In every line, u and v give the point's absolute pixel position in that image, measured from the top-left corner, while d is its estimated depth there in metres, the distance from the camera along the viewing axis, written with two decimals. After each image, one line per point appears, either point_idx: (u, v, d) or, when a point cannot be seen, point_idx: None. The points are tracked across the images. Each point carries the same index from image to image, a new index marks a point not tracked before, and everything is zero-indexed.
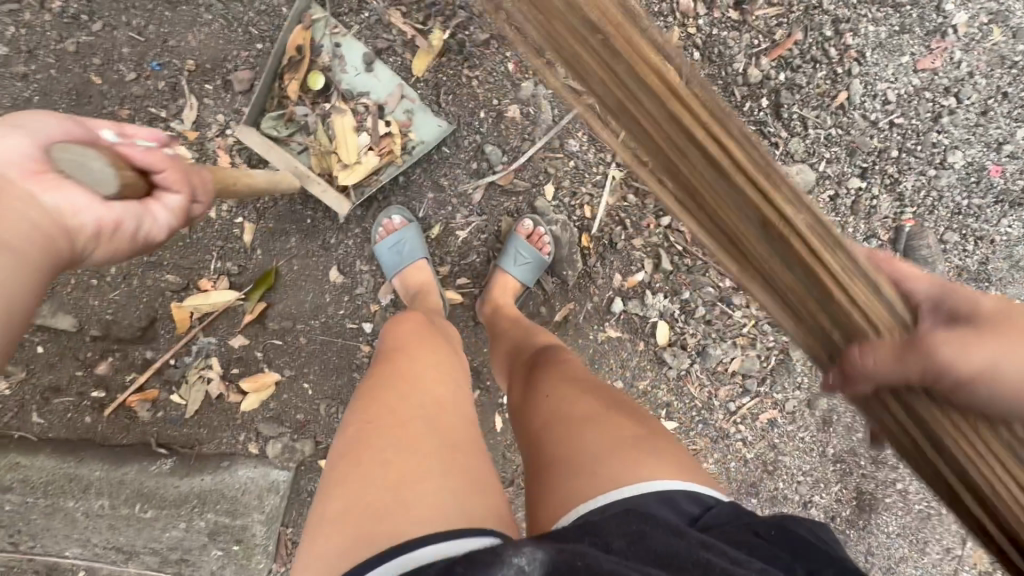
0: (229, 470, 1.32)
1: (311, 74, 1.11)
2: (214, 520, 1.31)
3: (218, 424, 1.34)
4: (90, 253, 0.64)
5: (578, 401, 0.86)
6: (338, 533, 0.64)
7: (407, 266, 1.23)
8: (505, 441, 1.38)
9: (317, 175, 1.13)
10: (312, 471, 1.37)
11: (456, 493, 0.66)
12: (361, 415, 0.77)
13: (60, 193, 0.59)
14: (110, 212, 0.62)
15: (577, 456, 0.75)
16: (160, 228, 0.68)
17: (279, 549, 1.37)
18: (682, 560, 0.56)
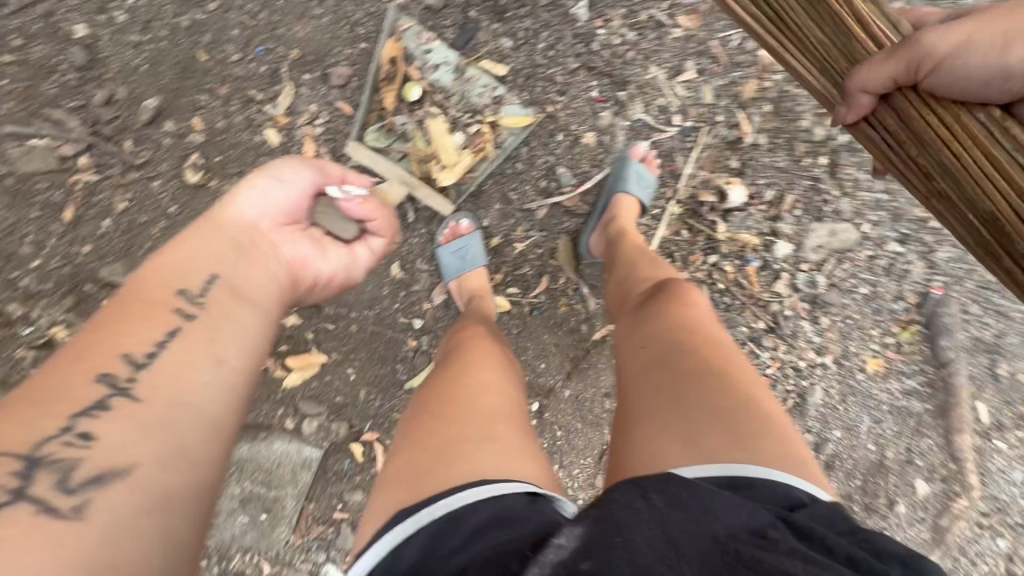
0: (266, 441, 1.39)
1: (406, 84, 1.18)
2: (249, 488, 1.40)
3: (259, 396, 1.39)
4: (317, 292, 0.98)
5: (689, 366, 0.86)
6: (402, 482, 0.74)
7: (470, 271, 1.28)
8: None
9: (418, 178, 1.21)
10: (342, 452, 1.43)
11: (493, 451, 0.76)
12: (436, 395, 0.87)
13: (296, 245, 0.93)
14: (329, 261, 0.97)
15: (679, 424, 0.77)
16: (353, 266, 1.03)
17: (299, 522, 1.45)
18: (720, 529, 0.59)
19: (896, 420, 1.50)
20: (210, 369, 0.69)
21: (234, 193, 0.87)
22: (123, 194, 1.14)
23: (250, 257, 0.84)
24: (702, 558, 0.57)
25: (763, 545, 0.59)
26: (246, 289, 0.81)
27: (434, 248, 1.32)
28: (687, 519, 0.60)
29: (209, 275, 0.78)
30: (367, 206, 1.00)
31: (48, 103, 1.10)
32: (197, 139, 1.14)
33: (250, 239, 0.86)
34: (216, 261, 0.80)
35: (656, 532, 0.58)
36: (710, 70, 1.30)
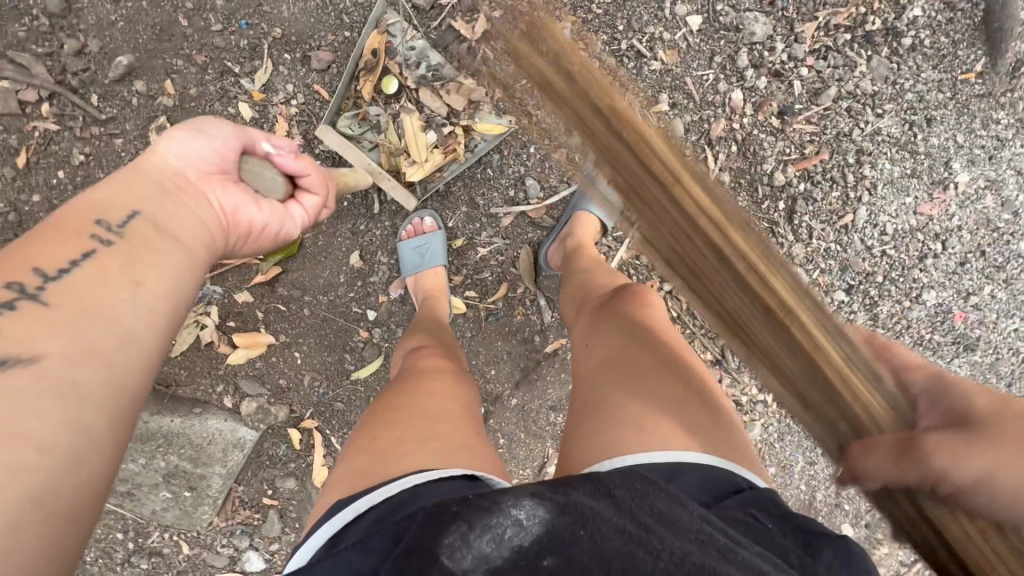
0: (201, 417, 1.36)
1: (385, 77, 1.20)
2: (175, 462, 1.35)
3: (200, 369, 1.36)
4: (244, 246, 0.89)
5: (641, 354, 0.83)
6: (342, 481, 0.70)
7: (428, 269, 1.30)
8: None
9: (387, 170, 1.24)
10: (280, 436, 1.41)
11: (436, 449, 0.70)
12: (374, 410, 0.82)
13: (227, 192, 0.83)
14: (262, 212, 0.88)
15: (628, 404, 0.75)
16: (291, 224, 0.96)
17: (226, 504, 1.42)
18: (683, 525, 0.55)
19: (826, 462, 1.55)
20: (128, 292, 0.63)
21: (158, 140, 0.79)
22: (83, 146, 1.12)
23: (179, 200, 0.77)
24: (675, 556, 0.52)
25: (730, 545, 0.54)
26: (174, 225, 0.74)
27: (396, 242, 1.33)
28: (655, 516, 0.55)
29: (131, 210, 0.70)
30: (304, 159, 0.94)
31: (14, 45, 1.08)
32: (167, 102, 1.13)
33: (178, 185, 0.78)
34: (141, 196, 0.72)
35: (624, 520, 0.54)
36: (683, 105, 1.35)
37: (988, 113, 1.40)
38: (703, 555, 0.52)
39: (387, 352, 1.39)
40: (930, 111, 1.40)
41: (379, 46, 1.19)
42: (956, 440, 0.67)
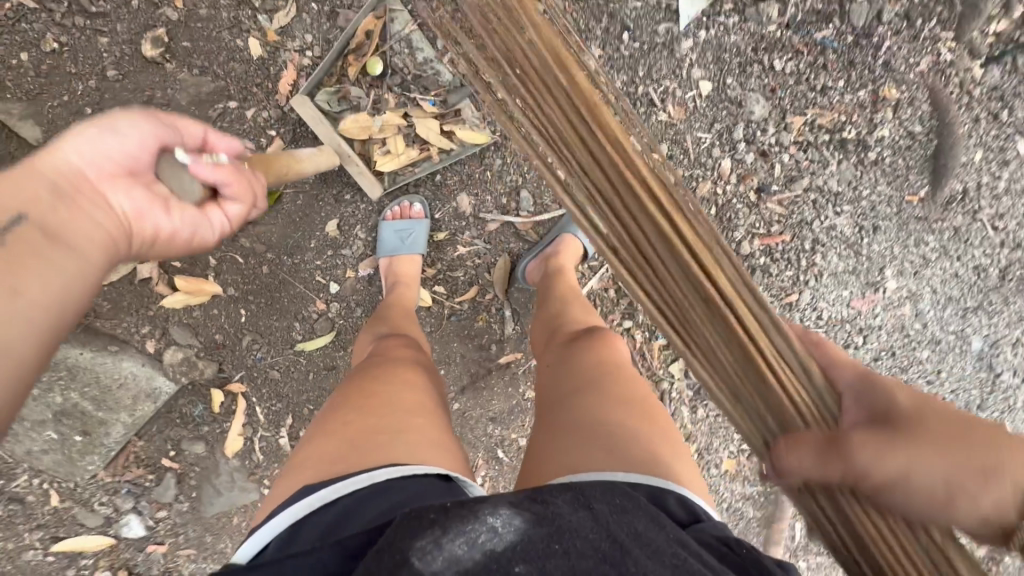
0: (115, 357, 1.23)
1: (373, 59, 1.18)
2: (74, 400, 1.22)
3: (126, 306, 1.24)
4: (152, 252, 0.73)
5: (621, 391, 0.81)
6: (303, 472, 0.66)
7: (403, 255, 1.28)
8: None
9: (357, 154, 1.21)
10: (199, 395, 1.30)
11: (408, 443, 0.68)
12: (345, 393, 0.78)
13: (133, 195, 0.68)
14: (171, 219, 0.72)
15: (599, 433, 0.72)
16: (211, 235, 0.77)
17: (118, 456, 1.29)
18: (661, 549, 0.54)
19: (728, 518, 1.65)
20: (2, 304, 0.54)
21: (62, 135, 0.66)
22: None
23: (75, 204, 0.65)
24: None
25: (705, 569, 0.53)
26: (65, 235, 0.63)
27: (378, 221, 1.30)
28: (630, 534, 0.54)
29: (16, 212, 0.59)
30: (225, 166, 0.72)
31: None
32: (171, 15, 1.09)
33: (71, 187, 0.65)
34: (27, 196, 0.61)
35: (600, 538, 0.53)
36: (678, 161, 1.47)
37: (921, 235, 1.58)
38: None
39: (340, 329, 1.33)
40: (877, 221, 1.57)
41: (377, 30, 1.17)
42: (883, 437, 0.57)
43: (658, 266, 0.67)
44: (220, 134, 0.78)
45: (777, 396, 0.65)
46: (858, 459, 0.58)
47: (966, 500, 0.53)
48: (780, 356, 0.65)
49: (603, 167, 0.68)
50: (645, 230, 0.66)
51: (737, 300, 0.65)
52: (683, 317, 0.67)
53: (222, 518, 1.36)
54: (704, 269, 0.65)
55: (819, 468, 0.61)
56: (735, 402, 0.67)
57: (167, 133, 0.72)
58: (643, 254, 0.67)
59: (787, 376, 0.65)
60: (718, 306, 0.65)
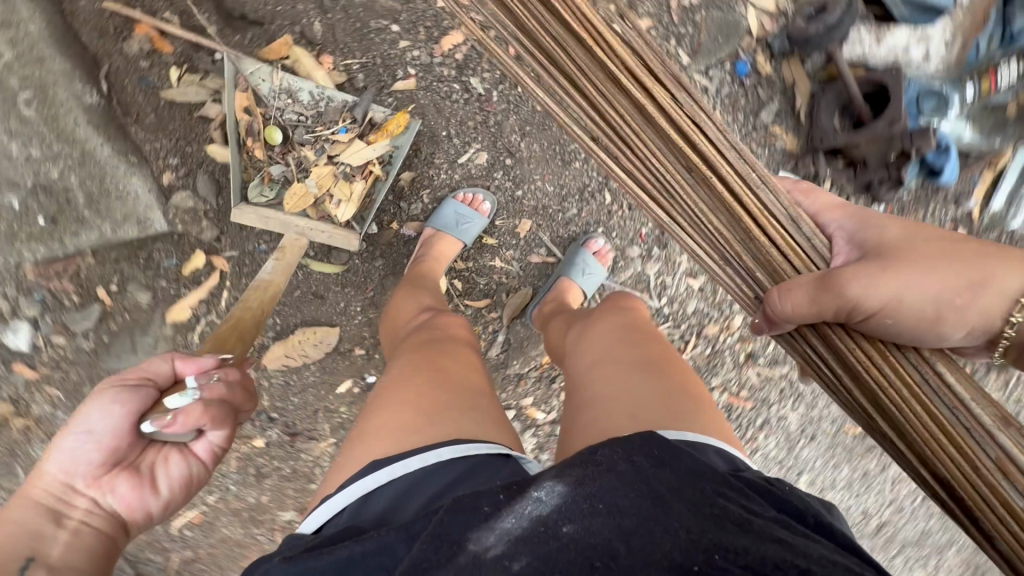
0: (127, 168, 1.18)
1: (269, 129, 1.22)
2: (62, 184, 1.15)
3: (171, 128, 1.19)
4: (154, 514, 0.81)
5: (681, 363, 0.77)
6: (376, 438, 0.68)
7: (450, 236, 1.30)
8: (319, 415, 1.40)
9: (315, 219, 1.23)
10: (176, 248, 1.24)
11: (478, 419, 0.70)
12: (409, 365, 0.80)
13: (118, 489, 0.77)
14: (158, 495, 0.80)
15: (631, 403, 0.67)
16: (201, 469, 0.84)
17: (56, 260, 1.18)
18: (700, 497, 0.51)
19: None
20: None
21: (47, 451, 0.76)
22: None
23: (72, 522, 0.74)
24: (692, 533, 0.48)
25: (746, 515, 0.51)
26: (67, 555, 0.71)
27: (448, 198, 1.33)
28: (670, 488, 0.52)
29: (26, 552, 0.69)
30: (188, 411, 0.74)
31: None
32: None
33: (65, 500, 0.74)
34: (30, 527, 0.71)
35: (642, 492, 0.51)
36: None
37: None
38: (722, 531, 0.48)
39: (351, 267, 1.37)
40: None
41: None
42: (867, 265, 0.71)
43: (649, 154, 0.72)
44: (185, 360, 0.80)
45: (758, 248, 0.73)
46: (850, 289, 0.69)
47: (952, 312, 0.69)
48: (762, 207, 0.72)
49: (576, 73, 0.72)
50: (625, 108, 0.71)
51: (718, 159, 0.70)
52: (666, 190, 0.73)
53: None
54: (688, 144, 0.70)
55: (812, 309, 0.69)
56: (723, 261, 0.75)
57: (138, 400, 0.77)
58: (625, 135, 0.72)
59: (762, 227, 0.72)
60: (712, 184, 0.71)
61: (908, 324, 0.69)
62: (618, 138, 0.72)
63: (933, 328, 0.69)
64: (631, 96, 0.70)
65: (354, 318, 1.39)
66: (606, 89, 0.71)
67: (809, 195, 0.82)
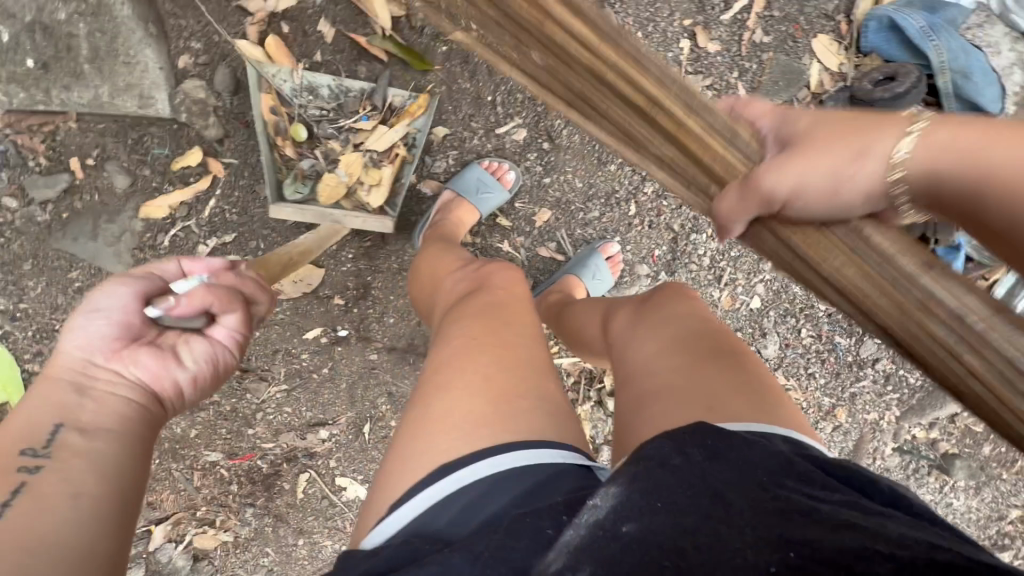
0: (143, 38, 1.08)
1: (296, 125, 1.14)
2: (69, 35, 1.05)
3: (202, 12, 1.10)
4: (190, 392, 0.77)
5: (736, 353, 0.79)
6: (445, 422, 0.69)
7: (469, 205, 1.23)
8: (277, 357, 1.34)
9: (348, 211, 1.16)
10: (172, 138, 1.14)
11: (548, 412, 0.73)
12: (473, 335, 0.80)
13: (149, 359, 0.72)
14: (186, 367, 0.75)
15: (697, 393, 0.70)
16: (231, 351, 0.80)
17: (43, 116, 1.10)
18: (758, 492, 0.55)
19: None
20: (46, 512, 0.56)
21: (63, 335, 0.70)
22: None
23: (101, 393, 0.68)
24: (759, 529, 0.51)
25: (811, 502, 0.54)
26: (100, 421, 0.66)
27: (471, 164, 1.27)
28: (727, 484, 0.56)
29: (54, 424, 0.64)
30: (198, 290, 0.73)
31: None
32: None
33: (88, 380, 0.68)
34: (56, 404, 0.66)
35: (699, 492, 0.55)
36: None
37: None
38: (788, 523, 0.51)
39: None
40: None
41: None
42: None
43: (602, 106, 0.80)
44: (195, 261, 0.78)
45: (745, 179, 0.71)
46: None
47: None
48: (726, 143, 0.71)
49: (531, 42, 0.80)
50: (577, 80, 0.79)
51: (664, 102, 0.74)
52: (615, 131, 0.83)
53: (59, 263, 1.15)
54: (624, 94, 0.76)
55: (747, 207, 0.68)
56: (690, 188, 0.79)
57: (154, 282, 0.75)
58: (588, 99, 0.80)
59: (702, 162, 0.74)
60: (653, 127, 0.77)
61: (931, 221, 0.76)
62: (567, 102, 0.85)
63: (836, 205, 0.63)
64: (577, 56, 0.76)
65: (343, 264, 1.31)
66: (555, 60, 0.79)
67: (749, 105, 0.72)
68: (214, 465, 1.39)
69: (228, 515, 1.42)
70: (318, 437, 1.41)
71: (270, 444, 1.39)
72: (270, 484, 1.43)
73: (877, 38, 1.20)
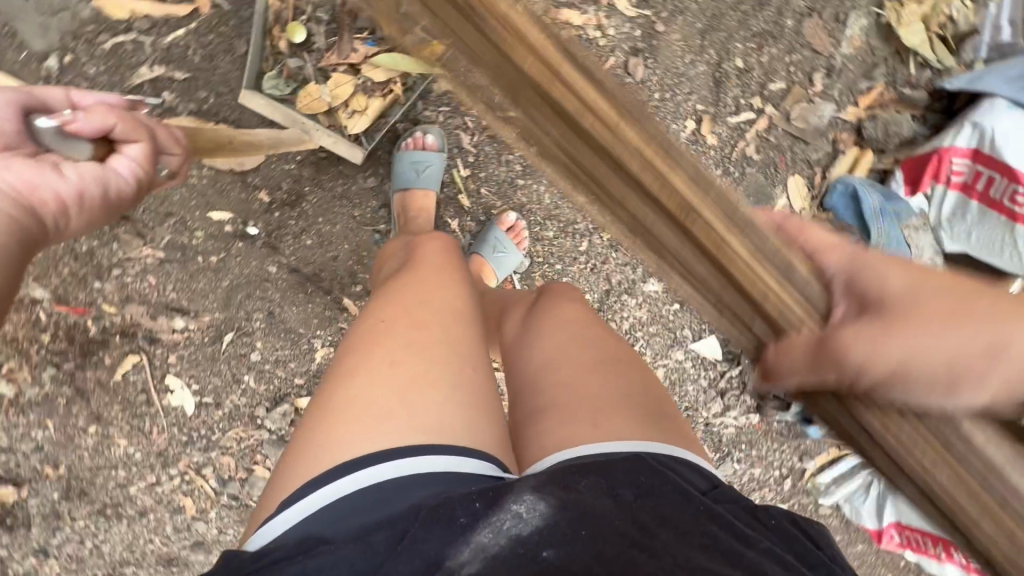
0: None
1: (296, 25, 1.13)
2: None
3: None
4: (76, 213, 0.76)
5: (624, 370, 0.81)
6: (345, 418, 0.66)
7: (416, 189, 1.21)
8: (167, 223, 1.20)
9: (326, 127, 1.17)
10: None
11: (466, 403, 0.70)
12: (388, 322, 0.76)
13: (20, 164, 0.70)
14: (66, 179, 0.73)
15: (582, 410, 0.74)
16: (123, 180, 0.79)
17: None
18: (685, 525, 0.63)
19: None
20: None
21: None
22: None
23: None
24: (677, 558, 0.60)
25: (736, 548, 0.62)
26: None
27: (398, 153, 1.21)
28: (653, 516, 0.63)
29: None
30: (94, 108, 0.75)
31: None
32: None
33: None
34: None
35: (626, 523, 0.62)
36: None
37: None
38: (708, 558, 0.60)
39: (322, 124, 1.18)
40: None
41: (630, 91, 1.25)
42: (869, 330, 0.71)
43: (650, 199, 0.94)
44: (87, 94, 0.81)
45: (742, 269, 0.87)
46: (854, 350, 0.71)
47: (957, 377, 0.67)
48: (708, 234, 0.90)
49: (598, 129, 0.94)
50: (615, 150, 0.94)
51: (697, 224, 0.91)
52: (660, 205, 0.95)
53: None
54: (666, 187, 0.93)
55: (812, 370, 0.76)
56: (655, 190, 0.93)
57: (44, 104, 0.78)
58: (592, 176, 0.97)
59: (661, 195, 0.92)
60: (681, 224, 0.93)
61: (918, 388, 0.69)
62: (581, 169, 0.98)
63: (952, 395, 0.68)
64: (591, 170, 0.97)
65: (288, 162, 1.21)
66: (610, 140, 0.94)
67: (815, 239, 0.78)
68: (35, 304, 1.19)
69: (22, 364, 1.21)
70: (169, 325, 1.25)
71: (112, 309, 1.22)
72: (88, 352, 1.24)
73: (839, 200, 1.32)
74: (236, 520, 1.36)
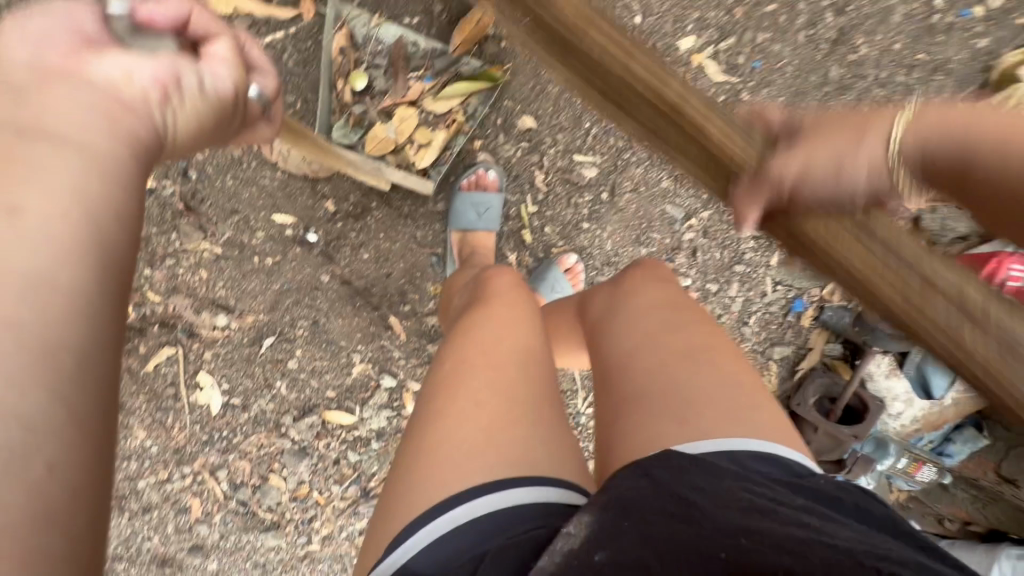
0: None
1: (355, 74, 1.13)
2: None
3: None
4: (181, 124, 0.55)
5: (714, 354, 0.70)
6: (432, 460, 0.61)
7: (479, 232, 1.21)
8: (230, 219, 1.18)
9: (392, 165, 1.17)
10: None
11: (550, 443, 0.63)
12: (463, 356, 0.71)
13: (105, 59, 0.50)
14: (153, 70, 0.53)
15: (667, 400, 0.65)
16: (220, 83, 0.59)
17: None
18: (724, 500, 0.53)
19: None
20: None
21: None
22: None
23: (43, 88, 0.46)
24: (731, 535, 0.49)
25: (774, 511, 0.53)
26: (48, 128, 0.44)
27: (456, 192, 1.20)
28: (692, 494, 0.53)
29: None
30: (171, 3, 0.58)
31: None
32: None
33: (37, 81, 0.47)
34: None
35: (664, 502, 0.52)
36: None
37: None
38: (752, 527, 0.50)
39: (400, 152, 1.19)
40: None
41: None
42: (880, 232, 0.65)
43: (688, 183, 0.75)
44: None
45: None
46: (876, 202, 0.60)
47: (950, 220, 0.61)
48: None
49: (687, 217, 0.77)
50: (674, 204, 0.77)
51: None
52: None
53: None
54: None
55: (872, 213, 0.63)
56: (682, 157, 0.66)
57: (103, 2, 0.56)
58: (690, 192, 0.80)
59: None
60: None
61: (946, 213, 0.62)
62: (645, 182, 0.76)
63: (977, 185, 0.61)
64: None
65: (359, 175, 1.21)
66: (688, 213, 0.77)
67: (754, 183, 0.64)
68: None
69: None
70: (211, 321, 1.22)
71: (157, 297, 1.19)
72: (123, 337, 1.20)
73: None
74: (239, 528, 1.30)
